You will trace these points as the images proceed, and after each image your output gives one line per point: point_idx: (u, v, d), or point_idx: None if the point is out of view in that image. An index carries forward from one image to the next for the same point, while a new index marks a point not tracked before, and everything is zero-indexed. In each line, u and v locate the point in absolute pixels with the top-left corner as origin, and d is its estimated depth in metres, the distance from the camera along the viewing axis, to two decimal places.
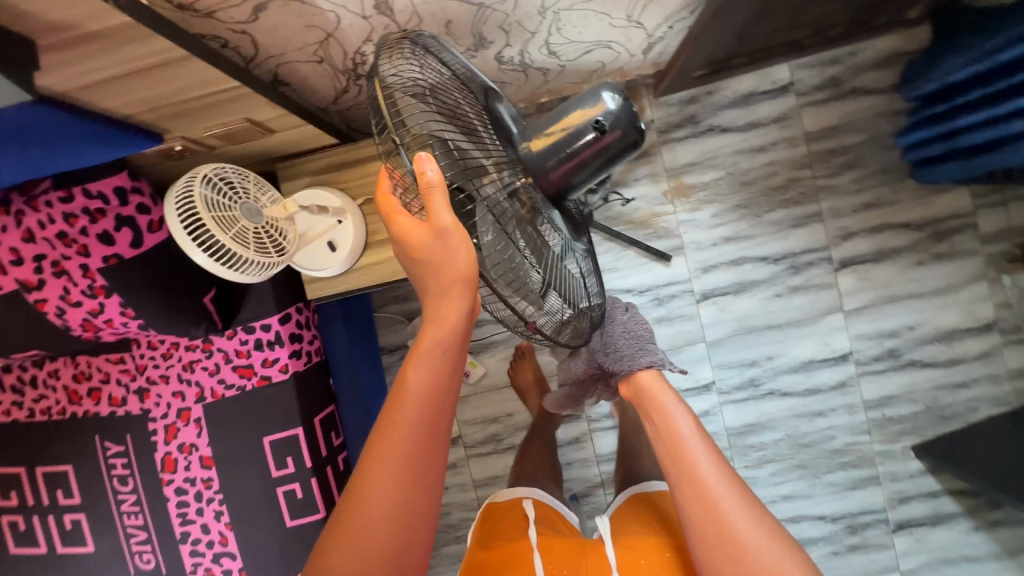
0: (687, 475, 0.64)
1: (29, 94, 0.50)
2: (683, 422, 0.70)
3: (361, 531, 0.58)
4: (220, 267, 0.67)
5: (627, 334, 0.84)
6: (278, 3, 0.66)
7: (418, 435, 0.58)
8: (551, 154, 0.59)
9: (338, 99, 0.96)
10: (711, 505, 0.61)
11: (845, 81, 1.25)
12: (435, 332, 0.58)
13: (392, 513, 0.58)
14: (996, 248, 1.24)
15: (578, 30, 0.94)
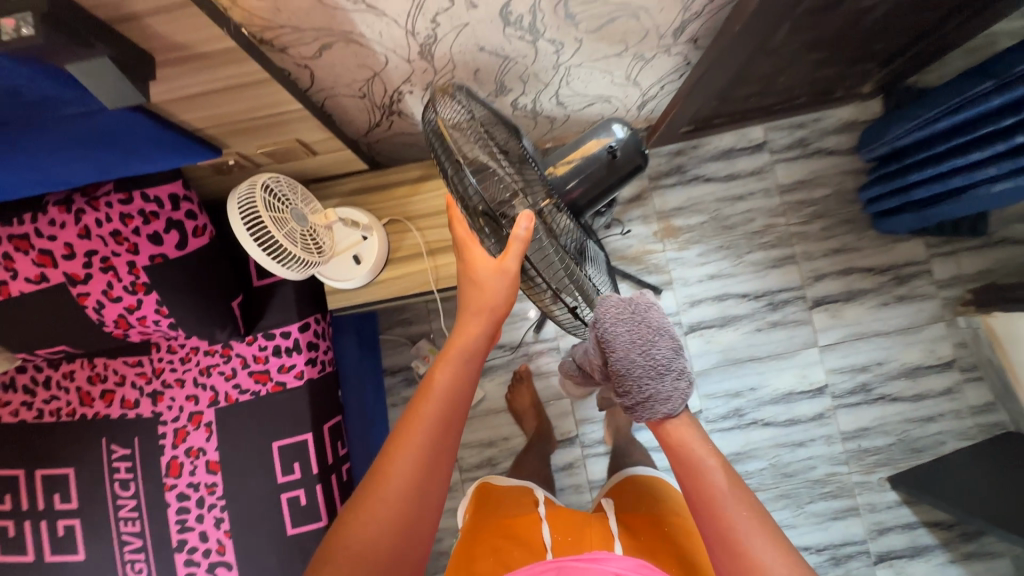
0: (721, 537, 0.53)
1: (144, 100, 0.60)
2: (715, 474, 0.58)
3: (363, 545, 0.52)
4: (271, 262, 0.75)
5: (644, 361, 0.65)
6: (340, 45, 0.78)
7: (436, 437, 0.57)
8: (574, 174, 0.72)
9: (370, 132, 1.08)
10: (748, 569, 0.51)
11: (811, 142, 1.42)
12: (465, 338, 0.64)
13: (400, 522, 0.53)
14: (950, 292, 1.38)
15: (584, 85, 1.09)
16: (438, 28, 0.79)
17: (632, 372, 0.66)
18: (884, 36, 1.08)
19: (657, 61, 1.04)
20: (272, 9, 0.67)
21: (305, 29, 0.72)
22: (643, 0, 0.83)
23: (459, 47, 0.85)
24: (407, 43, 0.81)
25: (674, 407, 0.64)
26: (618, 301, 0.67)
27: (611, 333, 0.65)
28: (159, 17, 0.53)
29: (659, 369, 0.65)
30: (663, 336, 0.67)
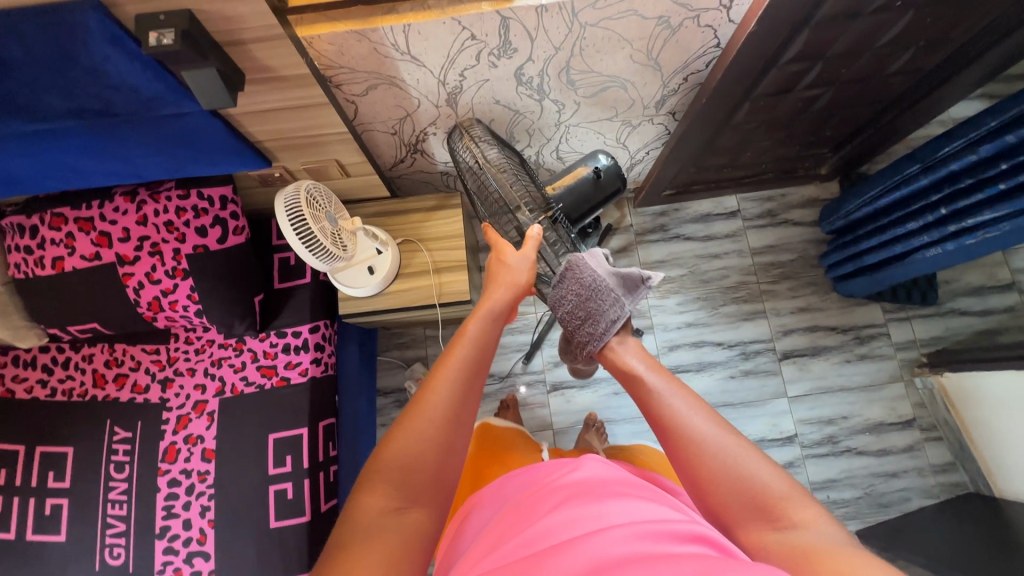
0: (669, 431, 0.60)
1: (232, 105, 0.76)
2: (657, 383, 0.66)
3: (406, 459, 0.57)
4: (306, 251, 0.90)
5: (572, 317, 0.85)
6: (385, 86, 0.97)
7: (468, 373, 0.65)
8: (566, 190, 0.99)
9: (394, 166, 1.26)
10: (690, 445, 0.58)
11: (778, 213, 1.62)
12: (489, 303, 0.74)
13: (439, 439, 0.59)
14: (907, 355, 1.51)
15: (581, 144, 1.28)
16: (464, 81, 0.98)
17: (572, 323, 0.85)
18: (832, 124, 1.29)
19: (643, 128, 1.25)
20: (338, 52, 0.86)
21: (359, 71, 0.91)
22: (630, 75, 1.03)
23: (479, 99, 1.04)
24: (437, 90, 0.99)
25: (598, 343, 0.80)
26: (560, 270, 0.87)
27: (552, 298, 0.88)
28: (261, 44, 0.71)
29: (584, 317, 0.82)
30: (590, 289, 0.82)
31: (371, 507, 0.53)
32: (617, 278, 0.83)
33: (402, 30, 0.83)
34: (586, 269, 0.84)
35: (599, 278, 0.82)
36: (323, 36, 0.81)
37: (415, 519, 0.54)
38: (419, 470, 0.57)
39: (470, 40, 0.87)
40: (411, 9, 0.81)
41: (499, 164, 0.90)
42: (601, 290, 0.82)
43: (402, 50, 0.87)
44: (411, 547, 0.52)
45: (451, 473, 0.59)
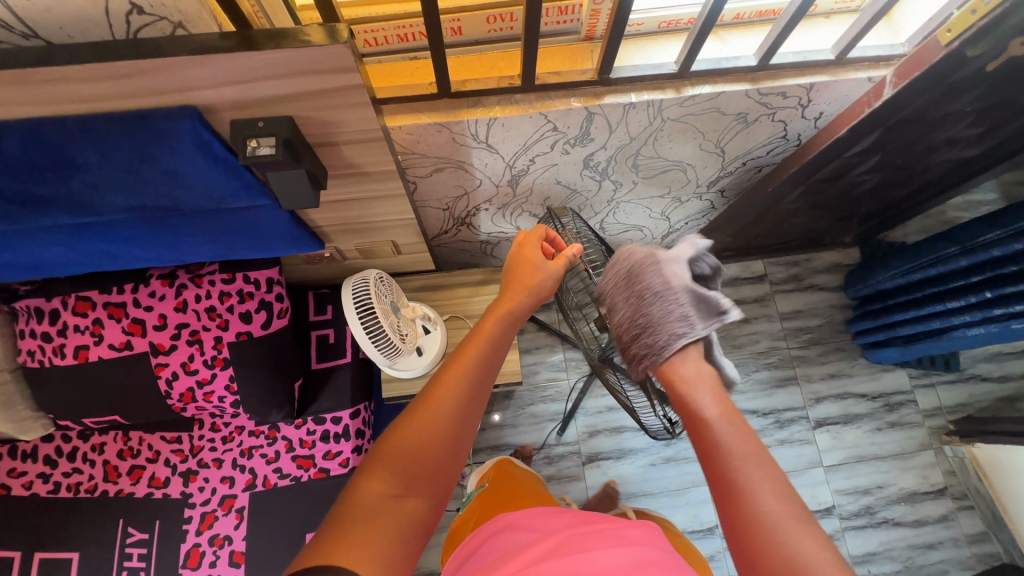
0: (704, 453, 0.52)
1: (315, 204, 0.70)
2: (707, 399, 0.56)
3: (411, 444, 0.52)
4: (372, 345, 0.84)
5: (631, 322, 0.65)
6: (450, 170, 0.93)
7: (482, 368, 0.60)
8: None
9: (437, 236, 1.21)
10: (742, 510, 0.47)
11: (804, 278, 1.64)
12: (510, 305, 0.68)
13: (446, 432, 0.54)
14: (935, 422, 1.53)
15: (626, 216, 1.27)
16: (532, 165, 0.95)
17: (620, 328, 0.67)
18: (867, 202, 1.33)
19: (689, 204, 1.25)
20: (415, 142, 0.82)
21: (431, 156, 0.87)
22: (694, 160, 1.03)
23: (541, 180, 1.02)
24: (502, 173, 0.96)
25: (654, 356, 0.61)
26: (622, 255, 0.69)
27: (615, 297, 0.68)
28: (355, 146, 0.66)
29: (643, 328, 0.63)
30: (660, 289, 0.63)
31: (374, 490, 0.48)
32: (694, 295, 0.62)
33: (485, 123, 0.79)
34: (656, 262, 0.66)
35: (673, 285, 0.63)
36: (410, 128, 0.78)
37: (415, 508, 0.49)
38: (425, 464, 0.52)
39: (551, 131, 0.84)
40: (497, 105, 0.78)
41: (569, 230, 0.96)
42: (672, 293, 0.63)
43: (480, 140, 0.84)
44: (404, 535, 0.46)
45: (452, 470, 0.54)
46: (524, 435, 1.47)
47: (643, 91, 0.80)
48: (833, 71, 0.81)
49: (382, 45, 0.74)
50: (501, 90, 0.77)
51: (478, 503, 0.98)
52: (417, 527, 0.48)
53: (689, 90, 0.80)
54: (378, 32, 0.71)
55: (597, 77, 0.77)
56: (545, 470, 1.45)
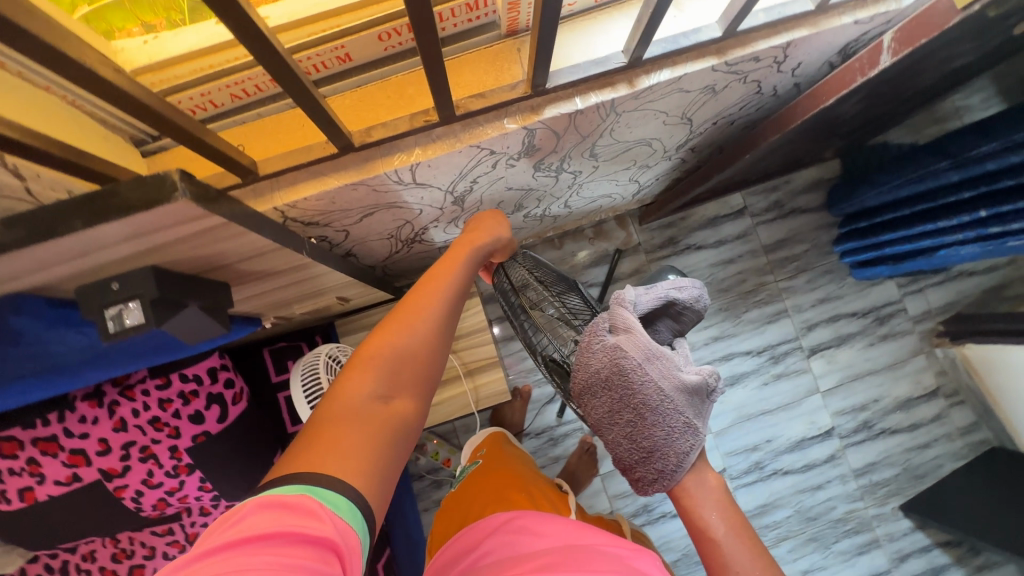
0: (711, 561, 0.60)
1: (227, 326, 0.59)
2: (710, 513, 0.63)
3: (383, 363, 0.58)
4: None
5: (636, 440, 0.66)
6: (382, 211, 0.79)
7: (445, 301, 0.66)
8: None
9: (389, 257, 1.09)
10: None
11: (785, 203, 1.55)
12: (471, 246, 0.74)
13: (414, 355, 0.61)
14: (925, 327, 1.53)
15: (592, 191, 1.15)
16: (475, 184, 0.81)
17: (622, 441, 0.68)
18: (849, 124, 1.20)
19: (658, 167, 1.12)
20: (328, 203, 0.68)
21: (354, 209, 0.73)
22: (658, 134, 0.89)
23: (489, 193, 0.89)
24: (443, 199, 0.83)
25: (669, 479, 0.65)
26: (597, 364, 0.66)
27: (606, 407, 0.67)
28: (251, 259, 0.54)
29: (650, 446, 0.65)
30: (656, 403, 0.64)
31: (351, 400, 0.55)
32: (685, 394, 0.65)
33: (408, 169, 0.65)
34: (641, 370, 0.64)
35: (668, 395, 0.64)
36: (321, 193, 0.64)
37: (395, 413, 0.57)
38: (394, 372, 0.59)
39: (490, 155, 0.70)
40: (417, 146, 0.64)
41: (529, 276, 0.96)
42: (668, 400, 0.64)
43: (406, 182, 0.69)
44: (383, 437, 0.54)
45: (419, 380, 0.61)
46: (525, 424, 1.45)
47: (591, 92, 0.65)
48: (813, 21, 0.67)
49: (253, 94, 0.61)
50: (418, 129, 0.62)
51: (467, 489, 0.83)
52: (398, 432, 0.56)
53: (644, 80, 0.65)
54: (244, 82, 0.58)
55: (531, 90, 0.62)
56: (551, 452, 1.45)
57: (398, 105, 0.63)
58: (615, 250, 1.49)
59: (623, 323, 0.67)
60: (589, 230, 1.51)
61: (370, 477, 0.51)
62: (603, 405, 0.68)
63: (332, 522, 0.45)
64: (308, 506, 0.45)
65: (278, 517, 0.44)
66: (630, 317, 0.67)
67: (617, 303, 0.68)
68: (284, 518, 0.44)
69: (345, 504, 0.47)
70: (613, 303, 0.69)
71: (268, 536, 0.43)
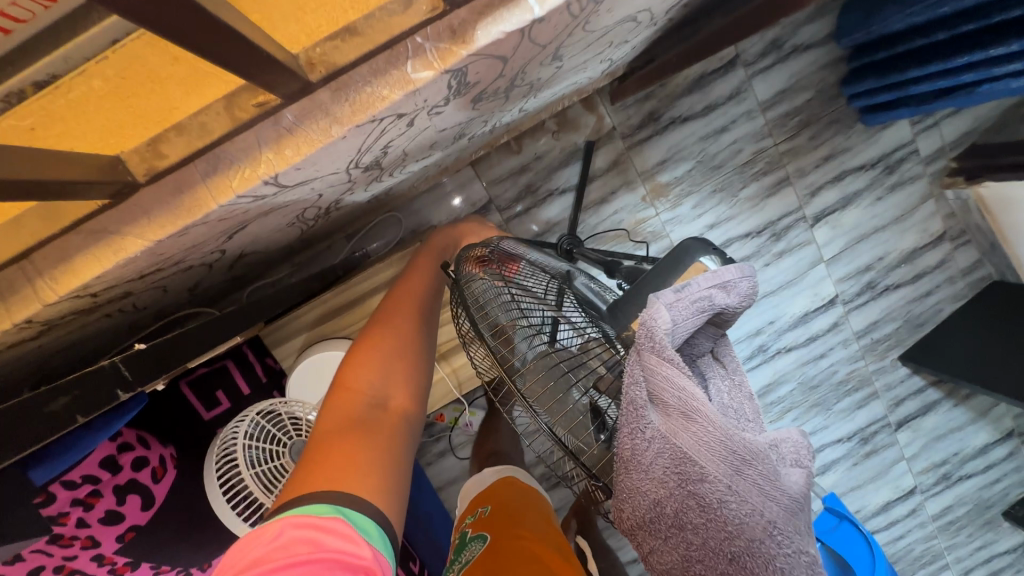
0: None
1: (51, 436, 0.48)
2: None
3: (385, 369, 0.63)
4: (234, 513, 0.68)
5: None
6: (259, 219, 0.51)
7: (414, 318, 0.71)
8: None
9: (303, 233, 0.82)
10: None
11: (785, 42, 1.24)
12: (414, 277, 0.78)
13: (410, 362, 0.66)
14: (937, 167, 1.36)
15: (553, 89, 0.84)
16: (389, 147, 0.53)
17: None
18: None
19: (639, 37, 0.80)
20: (149, 256, 0.41)
21: (201, 242, 0.46)
22: (647, 6, 0.58)
23: (413, 146, 0.60)
24: (347, 176, 0.54)
25: None
26: (653, 491, 0.44)
27: (675, 548, 0.45)
28: None
29: None
30: (772, 549, 0.42)
31: (350, 405, 0.58)
32: (792, 505, 0.42)
33: (264, 184, 0.38)
34: (730, 495, 0.41)
35: (774, 521, 0.41)
36: (135, 256, 0.40)
37: (393, 414, 0.60)
38: (385, 377, 0.62)
39: (396, 120, 0.41)
40: (266, 147, 0.36)
41: (488, 294, 0.63)
42: (790, 536, 0.42)
43: (273, 193, 0.42)
44: (394, 439, 0.57)
45: (407, 381, 0.64)
46: None
47: None
48: None
49: None
50: (258, 117, 0.35)
51: (480, 574, 0.71)
52: (402, 431, 0.59)
53: None
54: None
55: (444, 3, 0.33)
56: None
57: (190, 81, 0.40)
58: (588, 142, 1.20)
59: (678, 409, 0.43)
60: (550, 121, 1.21)
61: (391, 486, 0.52)
62: (673, 544, 0.45)
63: (366, 546, 0.45)
64: (342, 529, 0.45)
65: (317, 540, 0.43)
66: (695, 397, 0.43)
67: (655, 362, 0.43)
68: (323, 541, 0.43)
69: (374, 529, 0.47)
70: (647, 365, 0.43)
71: (312, 562, 0.42)
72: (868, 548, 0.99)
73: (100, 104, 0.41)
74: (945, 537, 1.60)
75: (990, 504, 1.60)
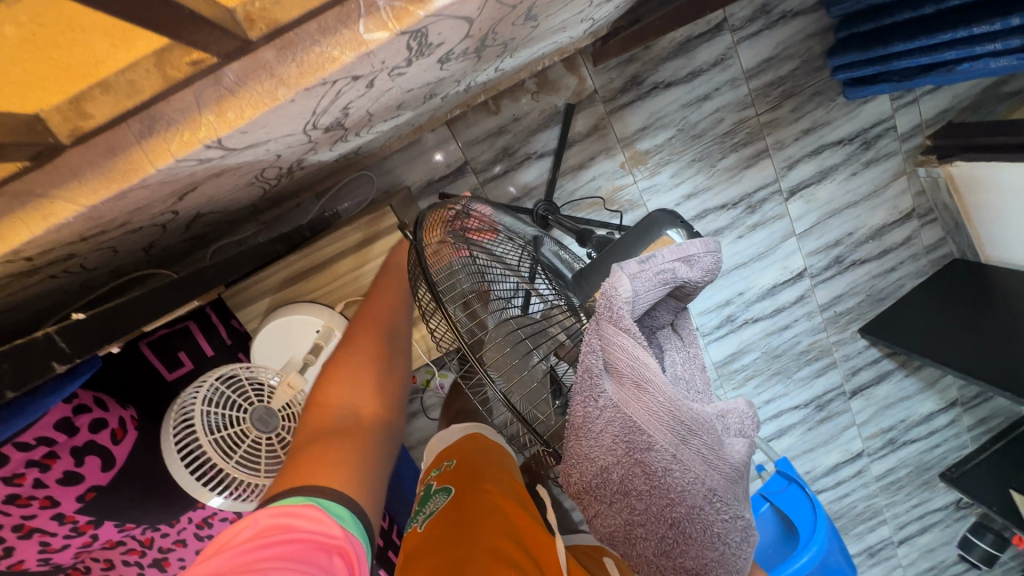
0: None
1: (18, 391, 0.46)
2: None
3: (359, 377, 0.68)
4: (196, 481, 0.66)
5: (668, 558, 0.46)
6: (211, 181, 0.49)
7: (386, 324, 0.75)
8: None
9: (266, 192, 0.78)
10: None
11: (774, 7, 1.20)
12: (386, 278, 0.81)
13: (381, 368, 0.71)
14: (912, 144, 1.37)
15: (530, 49, 0.80)
16: (349, 109, 0.50)
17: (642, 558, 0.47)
18: None
19: None
20: (85, 216, 0.38)
21: (147, 203, 0.43)
22: None
23: (377, 108, 0.57)
24: (306, 137, 0.52)
25: None
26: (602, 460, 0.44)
27: (618, 518, 0.46)
28: None
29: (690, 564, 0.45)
30: (710, 516, 0.44)
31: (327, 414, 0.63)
32: (731, 475, 0.45)
33: (207, 149, 0.36)
34: (675, 462, 0.43)
35: (713, 490, 0.43)
36: (69, 221, 0.38)
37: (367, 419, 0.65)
38: (358, 386, 0.67)
39: (353, 83, 0.39)
40: (206, 109, 0.34)
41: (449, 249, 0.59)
42: (728, 501, 0.44)
43: (220, 156, 0.40)
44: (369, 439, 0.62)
45: (379, 386, 0.69)
46: None
47: None
48: None
49: None
50: (195, 75, 0.33)
51: (445, 523, 0.74)
52: (377, 434, 0.64)
53: None
54: None
55: None
56: None
57: (114, 33, 0.39)
58: (568, 105, 1.17)
59: (632, 379, 0.43)
60: (530, 81, 1.17)
61: (365, 476, 0.57)
62: (616, 513, 0.46)
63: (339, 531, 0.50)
64: (313, 514, 0.50)
65: (289, 523, 0.48)
66: (649, 369, 0.43)
67: (613, 331, 0.43)
68: (297, 523, 0.48)
69: (346, 513, 0.52)
70: (604, 333, 0.44)
71: (282, 543, 0.46)
72: (810, 508, 1.05)
73: (15, 53, 0.39)
74: (886, 495, 1.72)
75: (929, 467, 1.71)
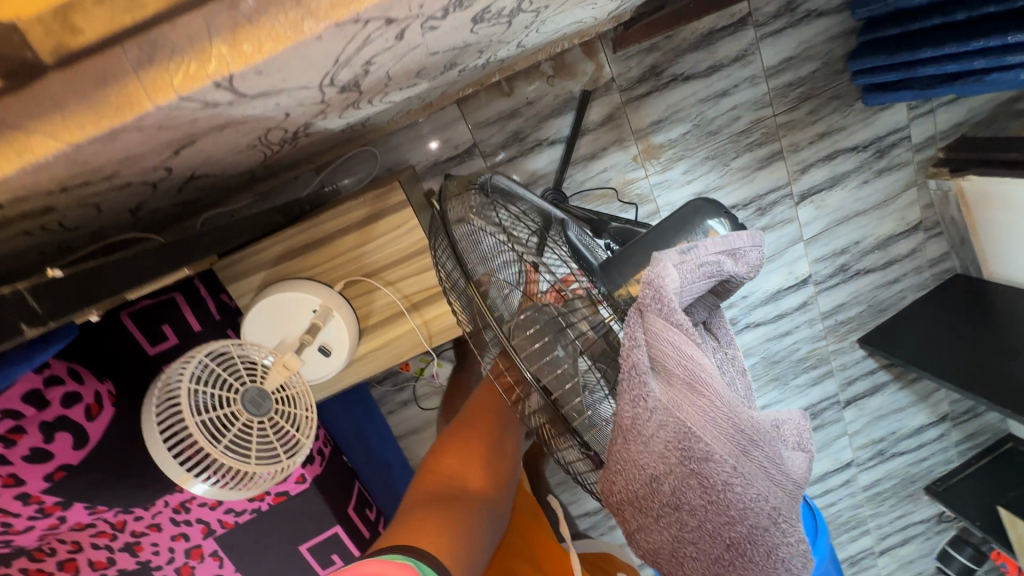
0: None
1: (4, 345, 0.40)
2: None
3: (464, 457, 0.79)
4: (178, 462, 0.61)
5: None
6: (212, 134, 0.44)
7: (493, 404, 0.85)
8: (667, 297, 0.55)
9: (266, 158, 0.73)
10: None
11: (799, 5, 1.17)
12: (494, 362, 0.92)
13: (490, 450, 0.80)
14: (924, 155, 1.35)
15: (556, 25, 0.76)
16: (371, 65, 0.45)
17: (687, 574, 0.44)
18: None
19: None
20: (63, 156, 0.33)
21: (140, 150, 0.38)
22: None
23: (397, 70, 0.52)
24: (320, 94, 0.46)
25: None
26: (651, 468, 0.40)
27: (665, 534, 0.43)
28: None
29: None
30: (772, 535, 0.41)
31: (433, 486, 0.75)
32: (788, 489, 0.43)
33: (215, 86, 0.31)
34: (735, 475, 0.40)
35: (774, 504, 0.41)
36: (48, 160, 0.33)
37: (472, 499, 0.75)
38: (462, 464, 0.78)
39: (383, 28, 0.35)
40: (217, 37, 0.29)
41: (471, 228, 0.55)
42: (786, 516, 0.42)
43: (228, 100, 0.35)
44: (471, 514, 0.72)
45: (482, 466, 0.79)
46: None
47: None
48: None
49: None
50: None
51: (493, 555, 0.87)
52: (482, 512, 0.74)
53: None
54: None
55: None
56: None
57: None
58: (584, 92, 1.13)
59: (684, 379, 0.40)
60: (546, 64, 1.12)
61: (459, 548, 0.66)
62: (663, 527, 0.42)
63: None
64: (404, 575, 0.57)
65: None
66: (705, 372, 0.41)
67: (662, 325, 0.40)
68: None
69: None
70: (653, 327, 0.40)
71: None
72: (811, 518, 1.04)
73: None
74: (870, 506, 1.72)
75: (914, 480, 1.72)
